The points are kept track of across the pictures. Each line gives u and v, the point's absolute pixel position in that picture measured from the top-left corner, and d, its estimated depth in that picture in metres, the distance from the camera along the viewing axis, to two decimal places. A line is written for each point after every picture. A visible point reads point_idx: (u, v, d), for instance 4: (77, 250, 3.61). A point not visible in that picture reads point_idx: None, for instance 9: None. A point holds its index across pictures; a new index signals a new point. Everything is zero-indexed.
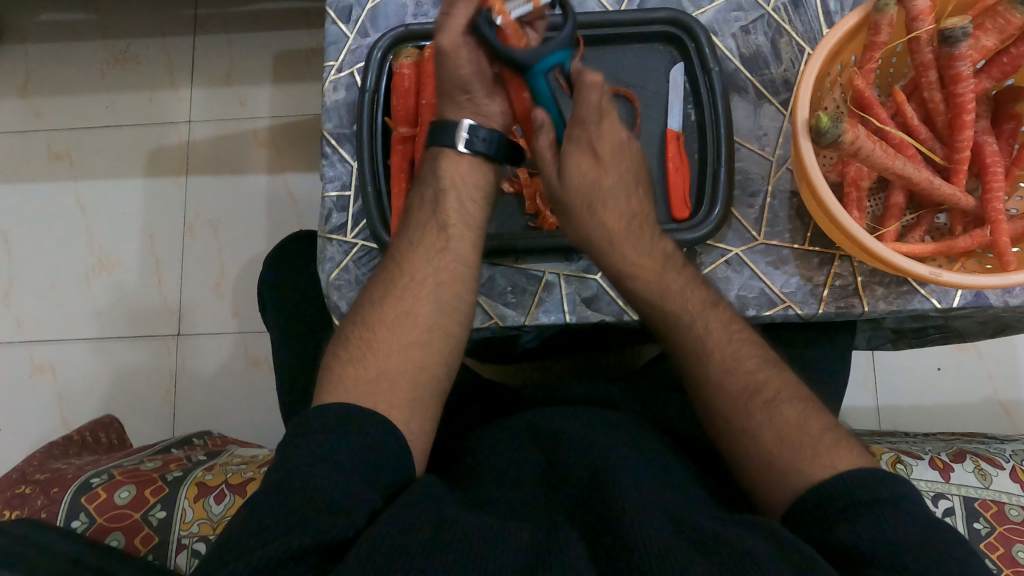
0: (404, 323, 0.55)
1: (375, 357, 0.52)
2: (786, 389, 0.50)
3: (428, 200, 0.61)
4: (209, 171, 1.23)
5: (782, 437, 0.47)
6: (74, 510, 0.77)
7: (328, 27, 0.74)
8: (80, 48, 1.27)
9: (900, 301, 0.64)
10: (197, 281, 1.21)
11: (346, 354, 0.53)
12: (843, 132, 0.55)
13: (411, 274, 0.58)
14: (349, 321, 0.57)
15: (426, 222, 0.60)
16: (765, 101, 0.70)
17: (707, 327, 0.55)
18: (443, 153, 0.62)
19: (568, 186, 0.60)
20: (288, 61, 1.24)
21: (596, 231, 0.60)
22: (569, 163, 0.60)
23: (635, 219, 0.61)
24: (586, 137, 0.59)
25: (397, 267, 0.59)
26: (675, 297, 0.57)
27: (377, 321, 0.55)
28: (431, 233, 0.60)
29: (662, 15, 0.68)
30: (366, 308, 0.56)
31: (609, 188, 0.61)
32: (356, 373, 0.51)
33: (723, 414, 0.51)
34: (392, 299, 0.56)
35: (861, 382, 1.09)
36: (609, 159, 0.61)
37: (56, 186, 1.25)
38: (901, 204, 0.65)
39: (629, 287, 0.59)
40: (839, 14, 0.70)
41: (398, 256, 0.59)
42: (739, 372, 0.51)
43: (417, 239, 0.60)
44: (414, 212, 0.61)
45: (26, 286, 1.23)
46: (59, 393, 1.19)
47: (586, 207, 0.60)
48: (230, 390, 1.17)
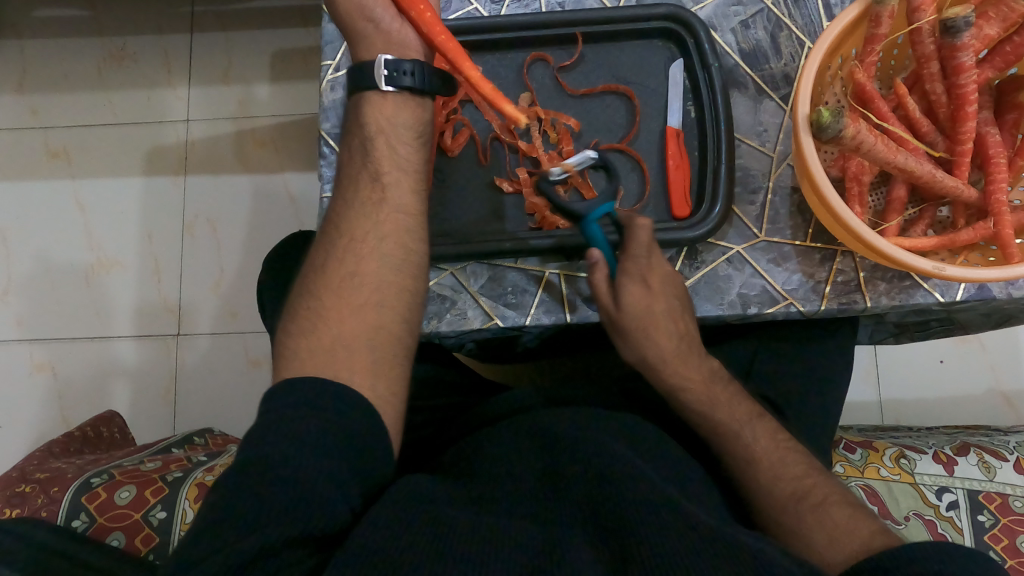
0: (352, 286, 0.54)
1: (325, 323, 0.52)
2: (833, 493, 0.51)
3: (358, 152, 0.59)
4: (208, 169, 1.23)
5: (832, 539, 0.47)
6: (74, 510, 0.77)
7: (324, 26, 0.73)
8: (77, 46, 1.27)
9: (903, 295, 0.64)
10: (196, 280, 1.20)
11: (300, 324, 0.52)
12: (844, 126, 0.54)
13: (351, 235, 0.56)
14: (300, 289, 0.56)
15: (359, 177, 0.58)
16: (765, 97, 0.69)
17: (755, 437, 0.56)
18: (366, 99, 0.59)
19: (624, 314, 0.60)
20: (285, 60, 1.23)
21: (650, 352, 0.60)
22: (626, 292, 0.60)
23: (683, 337, 0.60)
24: (638, 269, 0.60)
25: (337, 229, 0.57)
26: (723, 407, 0.57)
27: (325, 287, 0.54)
28: (367, 187, 0.58)
29: (660, 10, 0.68)
30: (312, 274, 0.55)
31: (663, 313, 0.60)
32: (310, 343, 0.51)
33: (772, 519, 0.51)
34: (337, 263, 0.55)
35: (863, 376, 1.09)
36: (659, 287, 0.60)
37: (54, 184, 1.25)
38: (903, 198, 0.64)
39: (681, 401, 0.59)
40: (839, 6, 0.69)
41: (338, 216, 0.58)
42: (786, 480, 0.52)
43: (354, 196, 0.58)
44: (347, 167, 0.60)
45: (25, 285, 1.23)
46: (60, 391, 1.19)
47: (640, 334, 0.60)
48: (231, 387, 1.17)
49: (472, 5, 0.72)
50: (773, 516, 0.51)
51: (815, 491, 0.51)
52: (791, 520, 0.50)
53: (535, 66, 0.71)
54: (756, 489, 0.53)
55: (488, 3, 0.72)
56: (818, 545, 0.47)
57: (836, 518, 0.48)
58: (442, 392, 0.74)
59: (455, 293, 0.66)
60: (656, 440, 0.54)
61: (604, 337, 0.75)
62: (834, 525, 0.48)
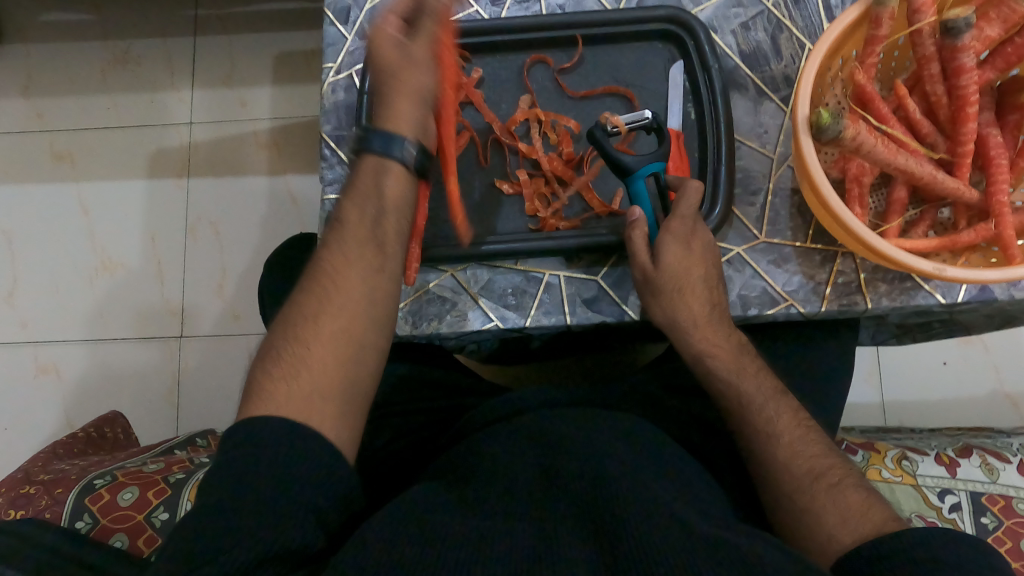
0: (338, 346, 0.51)
1: (308, 374, 0.49)
2: (850, 476, 0.50)
3: (371, 207, 0.57)
4: (210, 172, 1.23)
5: (845, 521, 0.47)
6: (78, 511, 0.78)
7: (326, 29, 0.74)
8: (81, 50, 1.28)
9: (904, 297, 0.64)
10: (199, 282, 1.21)
11: (279, 372, 0.49)
12: (844, 128, 0.54)
13: (347, 292, 0.53)
14: (278, 332, 0.52)
15: (365, 239, 0.56)
16: (766, 98, 0.69)
17: (778, 412, 0.54)
18: (387, 163, 0.58)
19: (663, 271, 0.60)
20: (288, 63, 1.24)
21: (682, 314, 0.60)
22: (666, 251, 0.60)
23: (715, 303, 0.60)
24: (683, 230, 0.60)
25: (329, 279, 0.54)
26: (750, 378, 0.57)
27: (311, 339, 0.51)
28: (371, 249, 0.56)
29: (660, 12, 0.68)
30: (296, 321, 0.52)
31: (700, 280, 0.60)
32: (289, 390, 0.48)
33: (786, 496, 0.50)
34: (327, 318, 0.52)
35: (865, 378, 1.09)
36: (698, 250, 0.60)
37: (58, 187, 1.25)
38: (904, 199, 0.64)
39: (709, 366, 0.58)
40: (839, 8, 0.69)
41: (331, 264, 0.55)
42: (805, 456, 0.51)
43: (355, 251, 0.55)
44: (348, 213, 0.57)
45: (29, 287, 1.23)
46: (64, 394, 1.20)
47: (677, 294, 0.60)
48: (233, 390, 1.17)
49: (473, 8, 0.72)
50: (788, 488, 0.50)
51: (833, 471, 0.50)
52: (805, 496, 0.49)
53: (536, 68, 0.71)
54: (772, 463, 0.52)
55: (489, 5, 0.72)
56: (831, 526, 0.47)
57: (853, 498, 0.48)
58: (443, 394, 0.74)
59: (456, 294, 0.67)
60: (656, 442, 0.54)
61: (602, 338, 0.75)
62: (850, 507, 0.47)
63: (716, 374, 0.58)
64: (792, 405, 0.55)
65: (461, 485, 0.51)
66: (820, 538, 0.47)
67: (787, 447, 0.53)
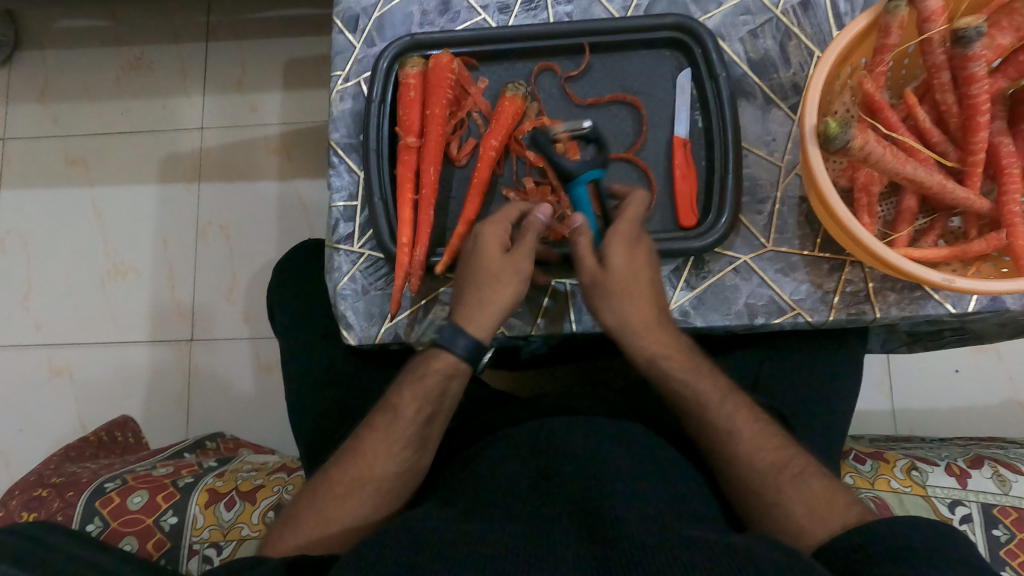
0: (356, 526, 0.53)
1: (319, 519, 0.53)
2: (810, 465, 0.53)
3: (430, 396, 0.57)
4: (221, 176, 1.24)
5: (813, 509, 0.50)
6: (89, 514, 0.78)
7: (335, 37, 0.74)
8: (95, 55, 1.29)
9: (913, 306, 0.63)
10: (209, 286, 1.22)
11: (309, 522, 0.54)
12: (852, 137, 0.54)
13: (380, 482, 0.55)
14: (324, 480, 0.56)
15: (410, 436, 0.56)
16: (773, 106, 0.69)
17: (736, 409, 0.56)
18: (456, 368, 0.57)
19: (611, 275, 0.58)
20: (299, 68, 1.24)
21: (630, 318, 0.59)
22: (613, 252, 0.58)
23: (662, 307, 0.60)
24: (627, 233, 0.59)
25: (369, 461, 0.55)
26: (706, 376, 0.58)
27: (337, 509, 0.54)
28: (412, 446, 0.56)
29: (668, 20, 0.68)
30: (337, 479, 0.55)
31: (648, 281, 0.59)
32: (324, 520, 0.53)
33: (752, 490, 0.52)
34: (353, 501, 0.54)
35: (876, 386, 1.08)
36: (644, 258, 0.60)
37: (72, 191, 1.27)
38: (914, 208, 0.64)
39: (664, 368, 0.58)
40: (849, 15, 0.69)
41: (373, 444, 0.56)
42: (767, 449, 0.54)
43: (396, 444, 0.56)
44: (403, 391, 0.57)
45: (44, 290, 1.25)
46: (77, 396, 1.21)
47: (620, 294, 0.59)
48: (243, 393, 1.18)
49: (481, 15, 0.73)
50: (754, 482, 0.52)
51: (794, 462, 0.53)
52: (772, 491, 0.51)
53: (543, 76, 0.71)
54: (734, 457, 0.54)
55: (496, 14, 0.72)
56: (798, 516, 0.50)
57: (816, 487, 0.51)
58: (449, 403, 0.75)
59: None
60: (661, 457, 0.54)
61: (597, 347, 0.77)
62: (817, 497, 0.50)
63: (671, 374, 0.58)
64: (745, 403, 0.57)
65: (463, 496, 0.51)
66: (791, 529, 0.50)
67: (750, 446, 0.54)
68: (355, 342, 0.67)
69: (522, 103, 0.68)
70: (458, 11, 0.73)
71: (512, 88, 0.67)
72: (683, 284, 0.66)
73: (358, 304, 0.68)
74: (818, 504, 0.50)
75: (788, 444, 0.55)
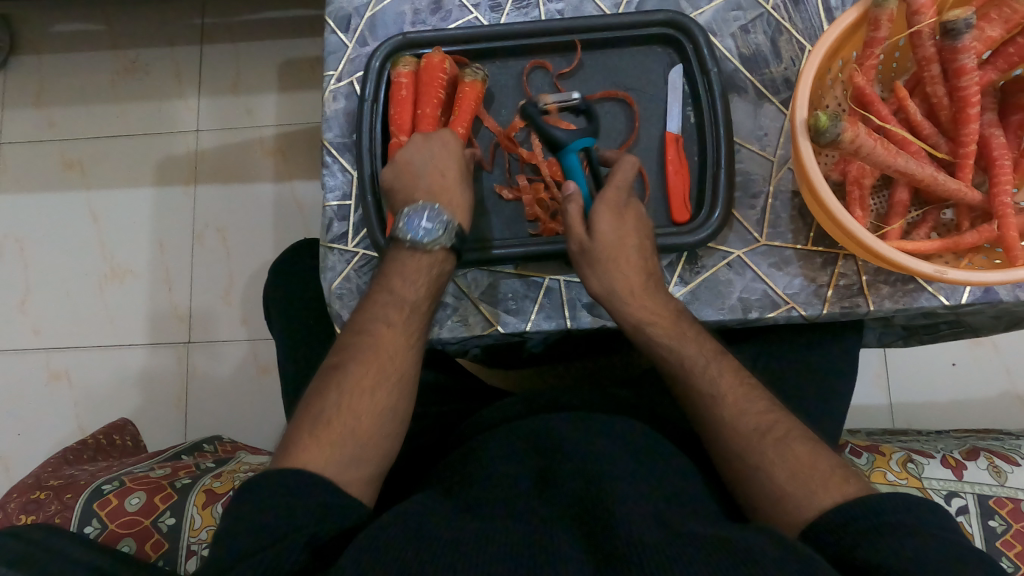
0: (375, 423, 0.53)
1: (329, 423, 0.52)
2: (795, 429, 0.52)
3: (425, 279, 0.61)
4: (217, 178, 1.24)
5: (795, 474, 0.49)
6: (87, 516, 0.79)
7: (327, 37, 0.74)
8: (90, 59, 1.29)
9: (907, 298, 0.63)
10: (207, 287, 1.22)
11: (328, 435, 0.51)
12: (843, 130, 0.54)
13: (392, 372, 0.56)
14: (324, 395, 0.55)
15: (411, 324, 0.59)
16: (765, 101, 0.69)
17: (721, 373, 0.56)
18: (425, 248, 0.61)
19: (596, 242, 0.60)
20: (293, 70, 1.24)
21: (617, 284, 0.60)
22: (598, 221, 0.60)
23: (649, 274, 0.61)
24: (615, 201, 0.61)
25: (376, 354, 0.56)
26: (691, 343, 0.58)
27: (348, 408, 0.53)
28: (413, 335, 0.59)
29: (660, 16, 0.68)
30: (347, 386, 0.54)
31: (634, 250, 0.61)
32: (335, 425, 0.52)
33: (736, 456, 0.52)
34: (366, 398, 0.54)
35: (872, 380, 1.08)
36: (632, 224, 0.61)
37: (68, 195, 1.27)
38: (906, 201, 0.64)
39: (649, 335, 0.59)
40: (839, 10, 0.69)
41: (377, 339, 0.57)
42: (751, 414, 0.53)
43: (401, 334, 0.58)
44: (397, 281, 0.60)
45: (41, 294, 1.25)
46: (75, 399, 1.21)
47: (608, 259, 0.60)
48: (240, 395, 1.18)
49: (472, 14, 0.73)
50: (737, 448, 0.52)
51: (778, 426, 0.52)
52: (755, 455, 0.51)
53: (535, 73, 0.71)
54: (719, 422, 0.54)
55: (488, 12, 0.73)
56: (780, 481, 0.49)
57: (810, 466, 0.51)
58: (445, 400, 0.76)
59: (456, 299, 0.67)
60: (657, 451, 0.54)
61: (602, 343, 0.77)
62: (798, 462, 0.50)
63: (656, 341, 0.59)
64: (732, 365, 0.57)
65: (459, 492, 0.51)
66: (771, 493, 0.50)
67: (734, 411, 0.54)
68: None
69: (482, 87, 0.68)
70: (450, 10, 0.73)
71: (471, 73, 0.68)
72: (677, 279, 0.66)
73: (353, 303, 0.68)
74: (800, 467, 0.49)
75: (774, 409, 0.54)
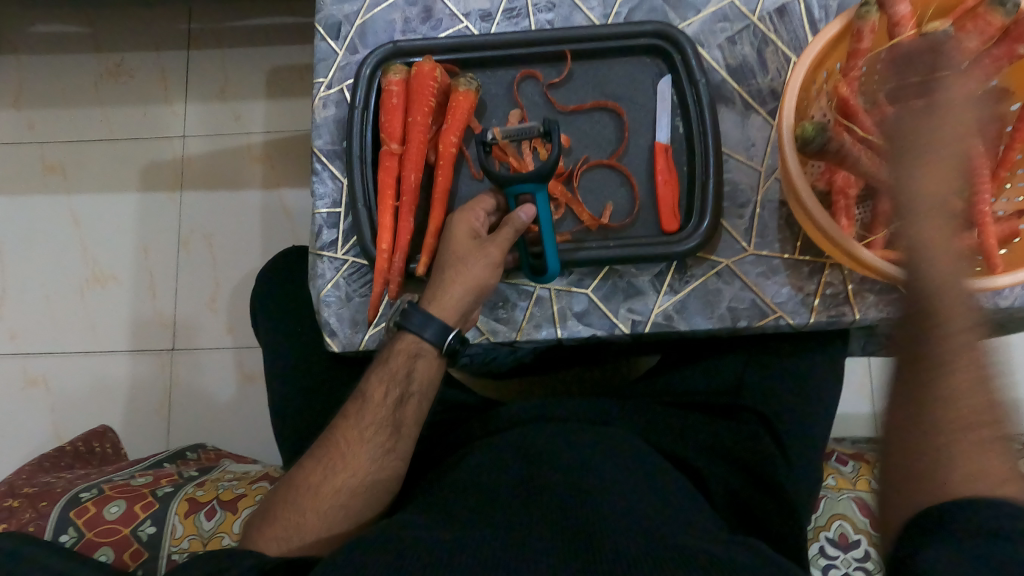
0: (330, 516, 0.55)
1: (300, 499, 0.56)
2: None
3: (406, 369, 0.59)
4: (203, 185, 1.23)
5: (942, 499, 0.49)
6: (63, 524, 0.77)
7: (317, 44, 0.74)
8: (74, 63, 1.28)
9: (891, 307, 0.64)
10: (191, 295, 1.21)
11: (294, 512, 0.56)
12: (828, 140, 0.55)
13: (352, 469, 0.56)
14: (305, 467, 0.58)
15: (380, 420, 0.58)
16: (752, 111, 0.70)
17: None
18: (407, 336, 0.60)
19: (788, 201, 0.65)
20: (281, 77, 1.24)
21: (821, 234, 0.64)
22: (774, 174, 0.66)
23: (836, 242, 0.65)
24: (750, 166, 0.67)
25: (340, 450, 0.57)
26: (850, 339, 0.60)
27: (320, 488, 0.56)
28: (385, 431, 0.58)
29: (648, 27, 0.69)
30: (317, 466, 0.57)
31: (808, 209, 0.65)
32: (302, 502, 0.56)
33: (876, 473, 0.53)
34: (327, 491, 0.56)
35: (857, 390, 1.09)
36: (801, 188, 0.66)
37: (50, 199, 1.25)
38: (890, 210, 0.64)
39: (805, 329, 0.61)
40: (824, 22, 0.69)
41: (342, 434, 0.58)
42: None
43: (367, 429, 0.58)
44: (379, 367, 0.60)
45: (21, 300, 1.23)
46: (53, 406, 1.19)
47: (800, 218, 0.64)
48: (223, 402, 1.17)
49: (463, 23, 0.73)
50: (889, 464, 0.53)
51: None
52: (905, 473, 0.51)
53: (526, 83, 0.72)
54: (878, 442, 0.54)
55: (478, 21, 0.73)
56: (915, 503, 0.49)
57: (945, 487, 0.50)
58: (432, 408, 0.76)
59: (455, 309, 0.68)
60: (643, 462, 0.55)
61: (599, 351, 0.77)
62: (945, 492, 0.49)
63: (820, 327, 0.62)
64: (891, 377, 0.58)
65: (444, 501, 0.51)
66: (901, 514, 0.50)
67: None
68: (338, 349, 0.67)
69: (473, 96, 0.67)
70: (440, 18, 0.73)
71: (465, 83, 0.67)
72: (666, 289, 0.67)
73: (342, 310, 0.68)
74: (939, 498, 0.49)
75: None
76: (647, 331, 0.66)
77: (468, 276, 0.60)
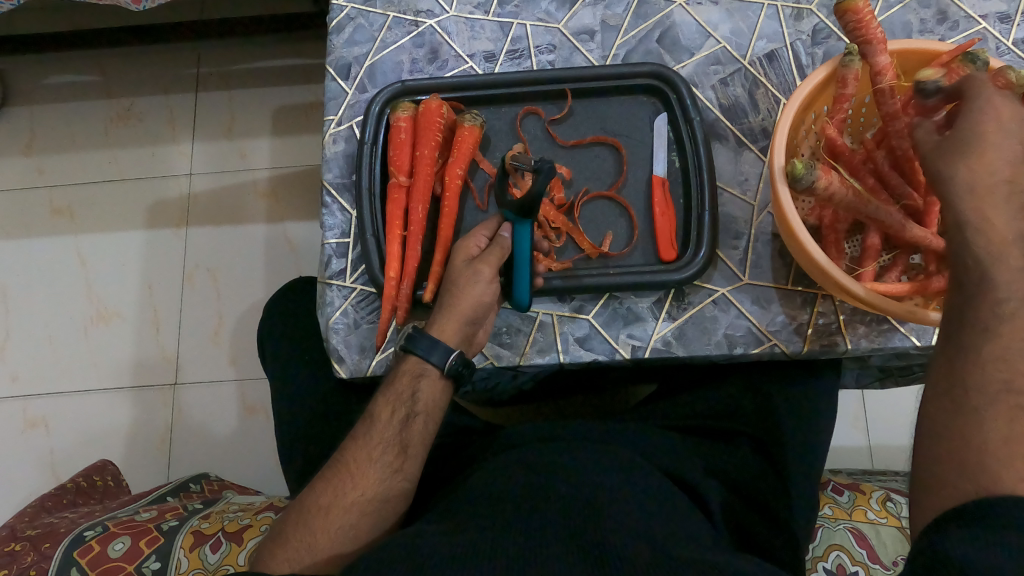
0: (342, 535, 0.56)
1: (312, 520, 0.57)
2: None
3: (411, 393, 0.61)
4: (209, 222, 1.26)
5: None
6: (65, 565, 0.75)
7: (328, 84, 0.78)
8: (85, 108, 1.32)
9: (881, 338, 0.66)
10: (195, 330, 1.22)
11: (306, 533, 0.56)
12: (817, 177, 0.57)
13: (363, 488, 0.57)
14: (314, 490, 0.59)
15: (388, 439, 0.59)
16: (745, 148, 0.73)
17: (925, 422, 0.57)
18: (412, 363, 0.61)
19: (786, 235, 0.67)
20: (287, 117, 1.28)
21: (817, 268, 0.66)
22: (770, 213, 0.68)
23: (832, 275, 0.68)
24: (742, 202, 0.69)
25: (350, 470, 0.58)
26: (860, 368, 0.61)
27: (330, 508, 0.57)
28: (392, 450, 0.59)
29: (644, 68, 0.73)
30: (327, 487, 0.58)
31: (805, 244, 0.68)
32: (313, 522, 0.56)
33: None
34: (337, 511, 0.57)
35: (852, 423, 1.10)
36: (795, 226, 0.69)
37: (57, 240, 1.27)
38: (878, 245, 0.67)
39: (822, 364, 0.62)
40: (811, 66, 0.73)
41: (351, 455, 0.59)
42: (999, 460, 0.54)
43: (375, 448, 0.59)
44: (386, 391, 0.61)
45: (23, 339, 1.24)
46: (53, 446, 1.19)
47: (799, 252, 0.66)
48: (223, 438, 1.17)
49: (468, 64, 0.77)
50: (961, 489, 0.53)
51: None
52: None
53: (528, 119, 0.75)
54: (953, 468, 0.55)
55: (482, 62, 0.77)
56: None
57: None
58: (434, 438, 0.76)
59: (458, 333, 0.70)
60: (648, 486, 0.55)
61: (597, 378, 0.79)
62: None
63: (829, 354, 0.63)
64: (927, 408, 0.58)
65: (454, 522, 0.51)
66: None
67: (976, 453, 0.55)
68: (346, 375, 0.68)
69: (477, 132, 0.70)
70: (446, 59, 0.77)
71: (471, 118, 0.70)
72: (666, 315, 0.68)
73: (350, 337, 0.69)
74: None
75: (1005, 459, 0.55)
76: (647, 356, 0.68)
77: (471, 303, 0.62)
